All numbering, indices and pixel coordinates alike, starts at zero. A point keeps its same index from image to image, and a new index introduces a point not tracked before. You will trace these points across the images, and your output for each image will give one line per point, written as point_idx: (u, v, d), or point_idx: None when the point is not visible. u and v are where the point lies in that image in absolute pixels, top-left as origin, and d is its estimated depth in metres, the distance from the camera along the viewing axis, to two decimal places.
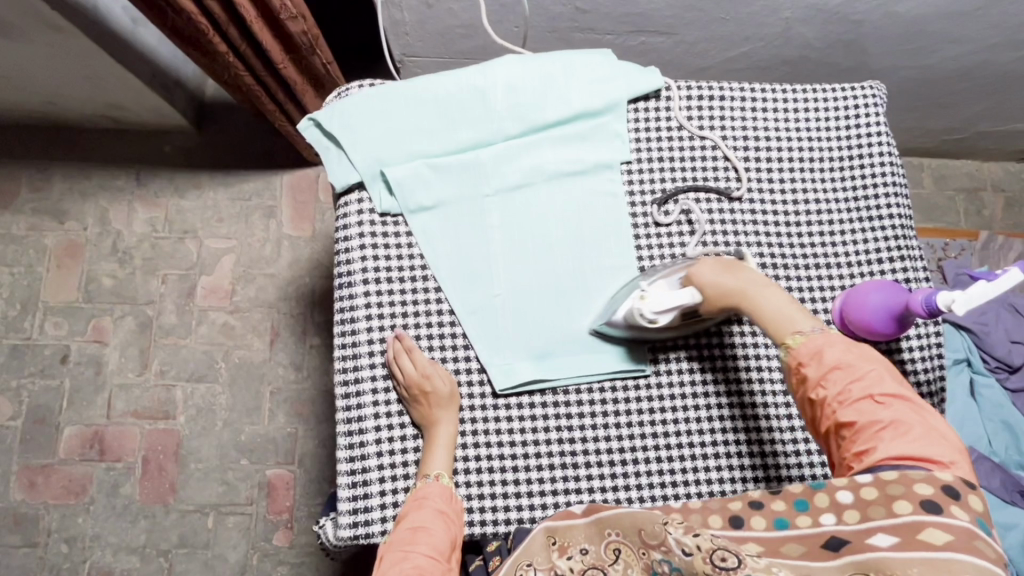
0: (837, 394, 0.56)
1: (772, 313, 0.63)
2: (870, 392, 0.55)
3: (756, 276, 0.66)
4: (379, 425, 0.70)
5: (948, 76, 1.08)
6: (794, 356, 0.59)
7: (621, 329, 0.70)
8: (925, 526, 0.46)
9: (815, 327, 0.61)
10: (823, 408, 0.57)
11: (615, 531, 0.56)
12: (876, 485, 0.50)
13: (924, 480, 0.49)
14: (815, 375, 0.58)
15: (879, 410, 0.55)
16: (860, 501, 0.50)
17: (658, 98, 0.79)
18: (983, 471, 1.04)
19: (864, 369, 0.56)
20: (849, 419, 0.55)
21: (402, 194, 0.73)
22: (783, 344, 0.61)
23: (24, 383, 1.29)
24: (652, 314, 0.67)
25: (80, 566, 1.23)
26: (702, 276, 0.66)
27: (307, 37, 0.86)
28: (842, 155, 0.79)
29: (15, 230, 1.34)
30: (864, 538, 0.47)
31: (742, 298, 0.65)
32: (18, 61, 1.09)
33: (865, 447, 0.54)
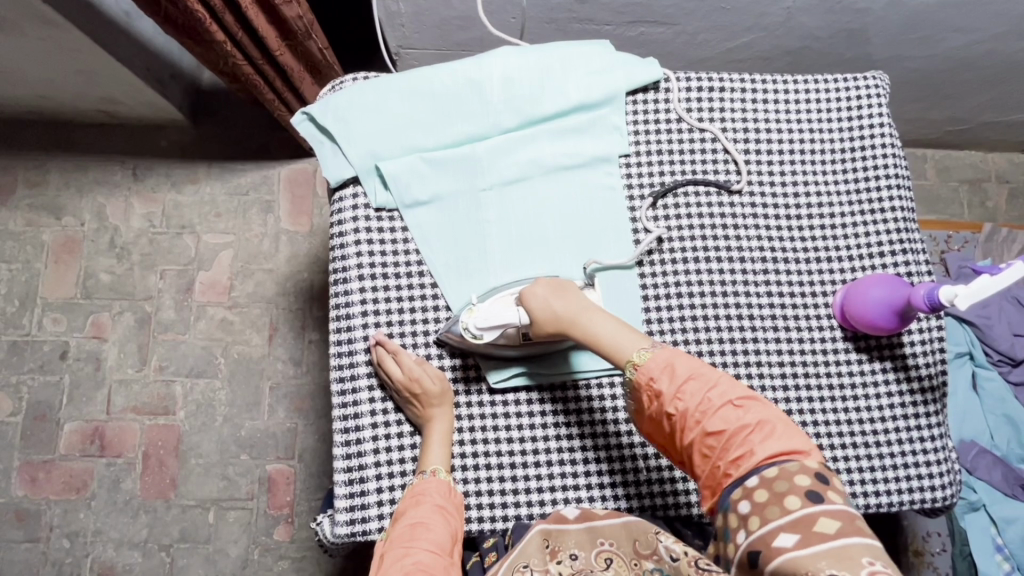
0: (699, 405, 0.56)
1: (603, 336, 0.64)
2: (728, 398, 0.56)
3: (584, 299, 0.66)
4: (376, 422, 0.70)
5: (954, 66, 1.06)
6: (644, 373, 0.60)
7: (455, 341, 0.69)
8: (817, 517, 0.48)
9: (651, 344, 0.62)
10: (686, 421, 0.57)
11: (606, 541, 0.59)
12: (766, 486, 0.51)
13: (801, 471, 0.52)
14: (671, 389, 0.58)
15: (742, 413, 0.56)
16: (757, 505, 0.51)
17: (657, 90, 0.77)
18: (983, 464, 1.04)
19: (715, 378, 0.58)
20: (716, 429, 0.55)
21: (398, 190, 0.72)
22: (629, 365, 0.61)
23: (25, 378, 1.29)
24: (477, 329, 0.67)
25: (83, 561, 1.23)
26: (534, 298, 0.65)
27: (302, 22, 0.87)
28: (844, 146, 0.78)
29: (12, 226, 1.33)
30: (771, 541, 0.48)
31: (574, 322, 0.65)
32: (11, 56, 1.08)
33: (740, 452, 0.54)
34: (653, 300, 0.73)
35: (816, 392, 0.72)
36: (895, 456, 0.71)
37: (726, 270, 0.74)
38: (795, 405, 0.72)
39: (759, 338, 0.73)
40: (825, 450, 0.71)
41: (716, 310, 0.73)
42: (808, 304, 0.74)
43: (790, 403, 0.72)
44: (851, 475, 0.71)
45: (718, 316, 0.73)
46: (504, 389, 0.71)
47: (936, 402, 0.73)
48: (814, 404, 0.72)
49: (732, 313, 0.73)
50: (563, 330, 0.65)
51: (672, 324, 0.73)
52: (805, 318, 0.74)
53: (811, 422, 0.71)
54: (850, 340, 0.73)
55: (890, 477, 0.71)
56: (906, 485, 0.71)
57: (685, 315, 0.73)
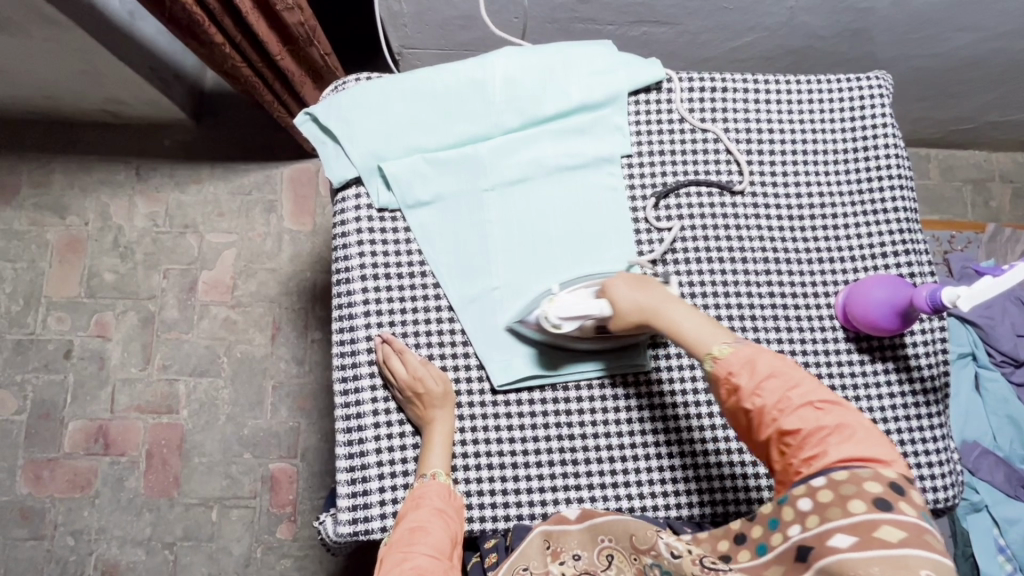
0: (778, 402, 0.55)
1: (684, 327, 0.62)
2: (810, 399, 0.55)
3: (667, 292, 0.65)
4: (378, 423, 0.70)
5: (957, 65, 1.06)
6: (723, 366, 0.58)
7: (535, 330, 0.69)
8: (880, 524, 0.46)
9: (734, 339, 0.60)
10: (762, 417, 0.56)
11: (607, 539, 0.59)
12: (832, 488, 0.50)
13: (873, 478, 0.50)
14: (750, 384, 0.57)
15: (822, 416, 0.54)
16: (819, 506, 0.50)
17: (659, 90, 0.77)
18: (986, 464, 1.04)
19: (799, 377, 0.56)
20: (792, 427, 0.55)
21: (400, 190, 0.72)
22: (708, 358, 0.59)
23: (28, 377, 1.29)
24: (557, 319, 0.66)
25: (86, 559, 1.24)
26: (616, 290, 0.65)
27: (304, 29, 0.87)
28: (847, 147, 0.78)
29: (16, 226, 1.34)
30: (825, 541, 0.48)
31: (657, 314, 0.64)
32: (16, 56, 1.09)
33: (813, 452, 0.54)
34: None
35: None
36: None
37: (730, 270, 0.74)
38: None
39: (762, 339, 0.73)
40: None
41: (720, 309, 0.73)
42: (810, 304, 0.74)
43: None
44: None
45: (721, 316, 0.73)
46: (508, 390, 0.71)
47: (939, 403, 0.73)
48: None
49: (735, 313, 0.73)
50: (646, 321, 0.64)
51: None
52: (807, 318, 0.74)
53: None
54: (852, 341, 0.73)
55: None
56: None
57: None
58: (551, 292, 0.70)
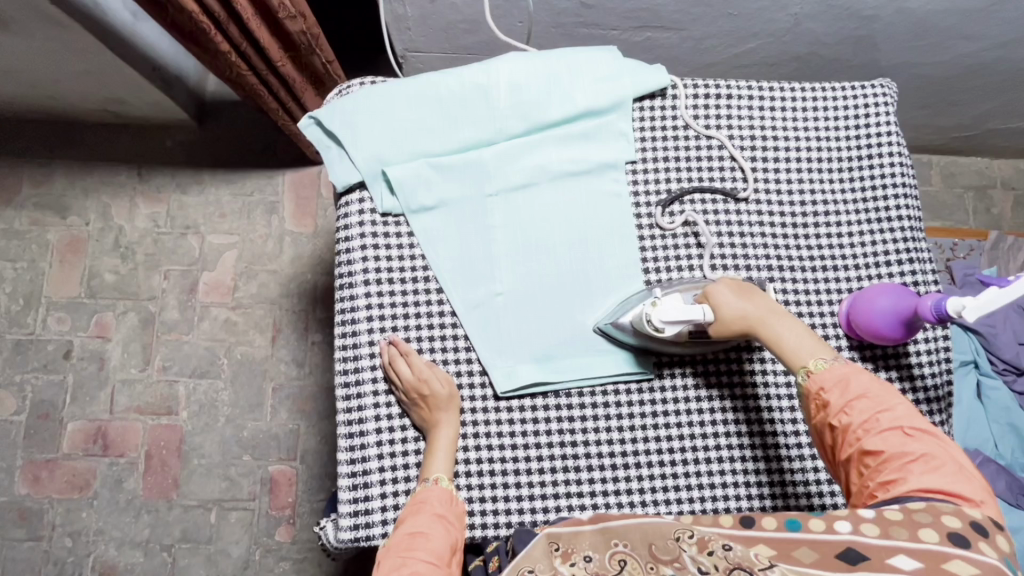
0: (864, 422, 0.57)
1: (787, 340, 0.64)
2: (900, 424, 0.56)
3: (772, 303, 0.66)
4: (380, 429, 0.70)
5: (959, 73, 1.06)
6: (816, 381, 0.60)
7: (631, 335, 0.70)
8: (951, 557, 0.46)
9: (832, 356, 0.62)
10: (847, 435, 0.58)
11: (622, 543, 0.54)
12: (903, 511, 0.51)
13: (953, 513, 0.50)
14: (840, 402, 0.59)
15: (909, 442, 0.55)
16: (881, 519, 0.50)
17: (663, 97, 0.77)
18: (988, 473, 1.03)
19: (892, 403, 0.58)
20: (875, 448, 0.56)
21: (404, 195, 0.72)
22: (803, 370, 0.62)
23: (28, 378, 1.29)
24: (659, 322, 0.66)
25: (84, 561, 1.24)
26: (720, 297, 0.66)
27: (307, 36, 0.87)
28: (851, 155, 0.78)
29: (17, 225, 1.34)
30: (885, 557, 0.47)
31: (761, 324, 0.65)
32: (18, 56, 1.09)
33: (892, 477, 0.55)
34: None
35: None
36: None
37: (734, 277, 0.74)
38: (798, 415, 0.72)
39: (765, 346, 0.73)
40: None
41: None
42: (815, 312, 0.74)
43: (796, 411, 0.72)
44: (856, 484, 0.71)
45: None
46: (511, 396, 0.71)
47: (942, 412, 0.73)
48: None
49: None
50: (747, 330, 0.65)
51: None
52: (811, 326, 0.74)
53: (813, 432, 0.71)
54: (856, 349, 0.73)
55: None
56: None
57: None
58: (652, 295, 0.70)
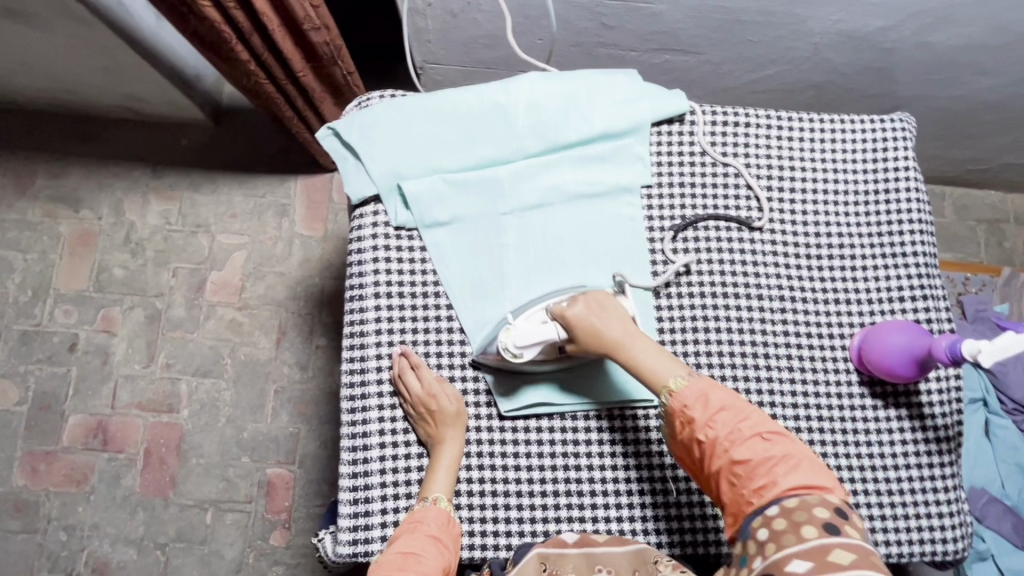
0: (729, 434, 0.57)
1: (645, 361, 0.63)
2: (759, 431, 0.57)
3: (624, 321, 0.65)
4: (384, 442, 0.69)
5: (977, 107, 1.06)
6: (678, 399, 0.60)
7: (492, 361, 0.69)
8: (832, 548, 0.48)
9: (687, 373, 0.62)
10: (715, 449, 0.57)
11: (604, 569, 0.61)
12: (786, 515, 0.51)
13: (821, 504, 0.52)
14: (704, 417, 0.58)
15: (769, 446, 0.56)
16: (774, 533, 0.51)
17: (682, 122, 0.77)
18: (993, 512, 1.02)
19: (748, 410, 0.58)
20: (742, 457, 0.56)
21: (418, 209, 0.72)
22: (665, 392, 0.61)
23: (32, 369, 1.29)
24: (516, 348, 0.66)
25: (78, 555, 1.23)
26: (574, 317, 0.64)
27: (330, 48, 0.86)
28: (868, 188, 0.77)
29: (30, 216, 1.35)
30: (783, 566, 0.48)
31: (616, 344, 0.64)
32: (42, 49, 1.10)
33: (763, 482, 0.55)
34: (668, 332, 0.73)
35: (830, 436, 0.71)
36: (916, 504, 0.70)
37: (744, 305, 0.74)
38: None
39: (775, 376, 0.72)
40: None
41: (736, 347, 0.73)
42: (825, 345, 0.74)
43: None
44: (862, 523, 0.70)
45: (733, 353, 0.72)
46: (515, 416, 0.70)
47: (951, 453, 0.72)
48: (826, 449, 0.71)
49: (748, 352, 0.73)
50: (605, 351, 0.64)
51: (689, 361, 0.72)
52: (821, 359, 0.73)
53: None
54: (866, 385, 0.73)
55: (905, 526, 0.70)
56: (924, 533, 0.70)
57: (701, 348, 0.72)
58: (506, 321, 0.69)
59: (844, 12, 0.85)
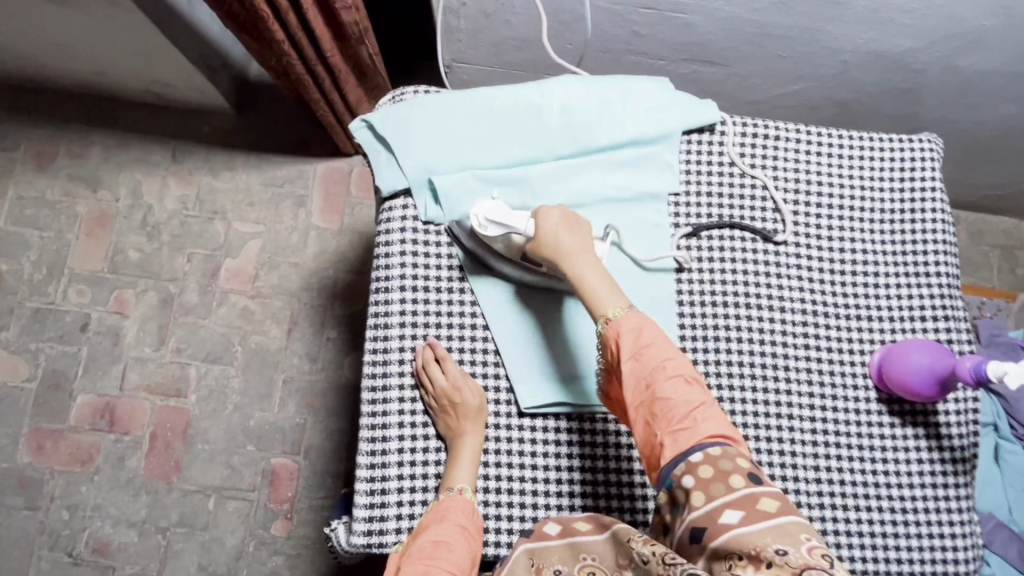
0: (653, 372, 0.59)
1: (585, 280, 0.65)
2: (681, 372, 0.59)
3: (584, 243, 0.67)
4: (403, 434, 0.70)
5: (1000, 133, 1.06)
6: (613, 328, 0.61)
7: (468, 239, 0.71)
8: (759, 496, 0.51)
9: (627, 306, 0.63)
10: (639, 387, 0.59)
11: (589, 557, 0.58)
12: (711, 464, 0.54)
13: (741, 454, 0.55)
14: (631, 351, 0.60)
15: (690, 389, 0.58)
16: (700, 482, 0.53)
17: (712, 132, 0.78)
18: (1000, 537, 1.02)
19: (671, 351, 0.60)
20: (665, 397, 0.58)
21: (448, 204, 0.72)
22: (602, 319, 0.63)
23: (43, 347, 1.30)
24: (484, 219, 0.68)
25: (79, 535, 1.23)
26: (545, 220, 0.67)
27: (358, 28, 0.88)
28: (894, 207, 0.78)
29: (49, 194, 1.35)
30: (718, 519, 0.51)
31: (568, 258, 0.65)
32: (74, 30, 1.11)
33: (683, 425, 0.57)
34: (690, 340, 0.73)
35: (846, 451, 0.71)
36: (930, 524, 0.71)
37: (764, 316, 0.74)
38: (820, 462, 0.71)
39: (793, 389, 0.72)
40: (849, 509, 0.70)
41: (757, 357, 0.73)
42: (845, 361, 0.74)
43: (818, 462, 0.71)
44: (874, 539, 0.70)
45: (753, 363, 0.73)
46: (535, 413, 0.71)
47: (966, 474, 0.72)
48: (841, 464, 0.71)
49: (768, 363, 0.73)
50: (555, 261, 0.66)
51: (710, 369, 0.72)
52: (839, 373, 0.73)
53: (835, 482, 0.70)
54: (884, 403, 0.73)
55: (924, 545, 0.70)
56: (939, 553, 0.70)
57: (720, 357, 0.73)
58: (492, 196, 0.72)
59: (875, 31, 0.85)
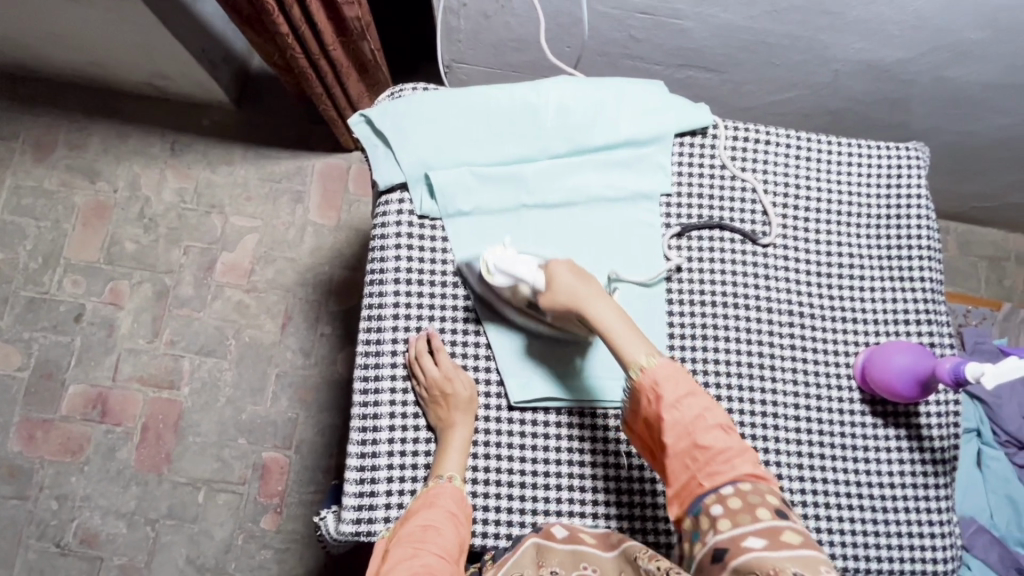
0: (694, 419, 0.60)
1: (608, 324, 0.64)
2: (719, 421, 0.61)
3: (599, 289, 0.67)
4: (394, 425, 0.71)
5: (988, 144, 1.08)
6: (648, 376, 0.62)
7: (476, 282, 0.72)
8: (783, 529, 0.53)
9: (654, 354, 0.63)
10: (678, 431, 0.60)
11: (589, 567, 0.60)
12: (741, 496, 0.56)
13: (770, 493, 0.57)
14: (672, 397, 0.61)
15: (727, 437, 0.60)
16: (729, 511, 0.55)
17: (704, 135, 0.79)
18: (981, 542, 1.03)
19: (708, 399, 0.62)
20: (705, 443, 0.59)
21: (443, 199, 0.73)
22: (636, 368, 0.62)
23: (36, 336, 1.30)
24: (493, 266, 0.69)
25: (67, 525, 1.23)
26: (557, 271, 0.67)
27: (359, 23, 0.89)
28: (880, 213, 0.79)
29: (46, 184, 1.36)
30: (741, 543, 0.53)
31: (585, 305, 0.65)
32: (77, 22, 1.12)
33: (719, 468, 0.59)
34: (678, 338, 0.74)
35: (828, 450, 0.73)
36: (909, 523, 0.72)
37: (752, 317, 0.75)
38: (804, 461, 0.72)
39: (778, 388, 0.74)
40: (831, 507, 0.71)
41: (743, 356, 0.74)
42: (830, 362, 0.75)
43: (801, 461, 0.72)
44: (855, 538, 0.71)
45: (739, 362, 0.74)
46: (524, 407, 0.71)
47: (945, 475, 0.74)
48: (824, 463, 0.72)
49: (754, 362, 0.74)
50: (574, 309, 0.65)
51: (698, 367, 0.73)
52: (824, 374, 0.75)
53: (817, 480, 0.72)
54: (867, 403, 0.74)
55: (903, 543, 0.71)
56: (916, 552, 0.72)
57: (707, 356, 0.74)
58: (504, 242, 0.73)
59: (867, 42, 0.87)
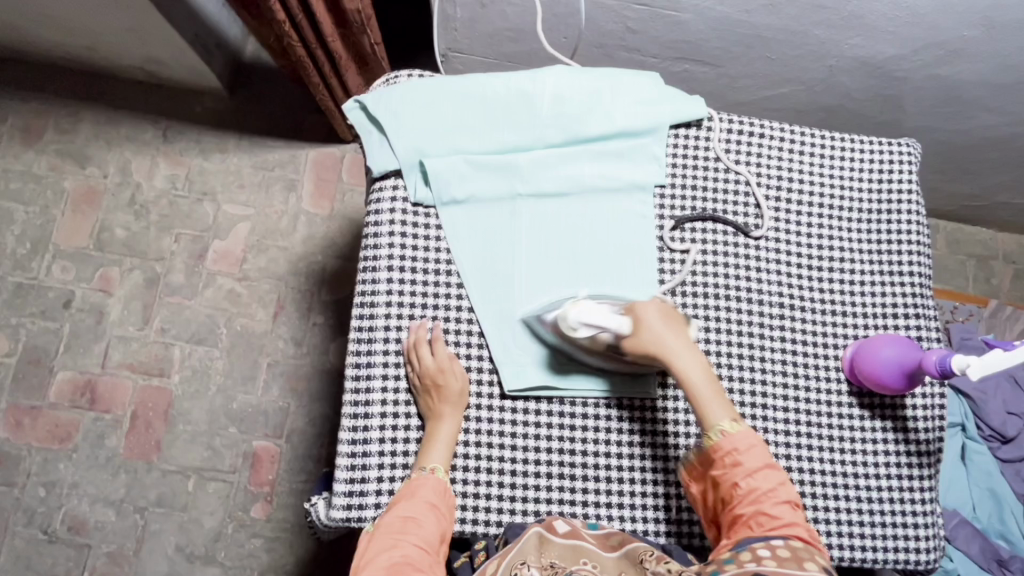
0: (768, 490, 0.61)
1: (689, 375, 0.65)
2: (791, 498, 0.61)
3: (688, 339, 0.67)
4: (385, 412, 0.71)
5: (978, 144, 1.09)
6: (728, 442, 0.62)
7: (550, 330, 0.70)
8: None
9: (735, 419, 0.64)
10: (750, 494, 0.61)
11: (589, 562, 0.60)
12: (790, 549, 0.56)
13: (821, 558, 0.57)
14: (750, 465, 0.62)
15: (795, 514, 0.60)
16: (777, 556, 0.55)
17: (699, 127, 0.80)
18: (964, 534, 1.05)
19: (783, 477, 0.63)
20: (774, 511, 0.59)
21: (437, 186, 0.73)
22: (716, 430, 0.63)
23: (24, 322, 1.28)
24: (575, 322, 0.67)
25: (55, 513, 1.22)
26: (647, 316, 0.67)
27: (360, 16, 0.89)
28: (871, 207, 0.80)
29: (35, 169, 1.34)
30: None
31: (672, 357, 0.65)
32: (67, 3, 1.11)
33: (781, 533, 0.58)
34: None
35: (815, 440, 0.74)
36: (892, 513, 0.73)
37: (744, 308, 0.76)
38: (791, 450, 0.73)
39: (768, 379, 0.74)
40: (817, 496, 0.72)
41: (734, 346, 0.75)
42: (819, 354, 0.76)
43: (789, 450, 0.73)
44: (839, 526, 0.72)
45: (730, 352, 0.75)
46: (517, 396, 0.72)
47: (928, 468, 0.75)
48: (811, 454, 0.73)
49: (745, 352, 0.75)
50: (658, 357, 0.66)
51: None
52: (814, 365, 0.76)
53: (804, 470, 0.73)
54: (855, 395, 0.75)
55: (886, 532, 0.73)
56: (895, 542, 0.73)
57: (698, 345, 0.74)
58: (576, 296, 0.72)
59: (861, 38, 0.87)
